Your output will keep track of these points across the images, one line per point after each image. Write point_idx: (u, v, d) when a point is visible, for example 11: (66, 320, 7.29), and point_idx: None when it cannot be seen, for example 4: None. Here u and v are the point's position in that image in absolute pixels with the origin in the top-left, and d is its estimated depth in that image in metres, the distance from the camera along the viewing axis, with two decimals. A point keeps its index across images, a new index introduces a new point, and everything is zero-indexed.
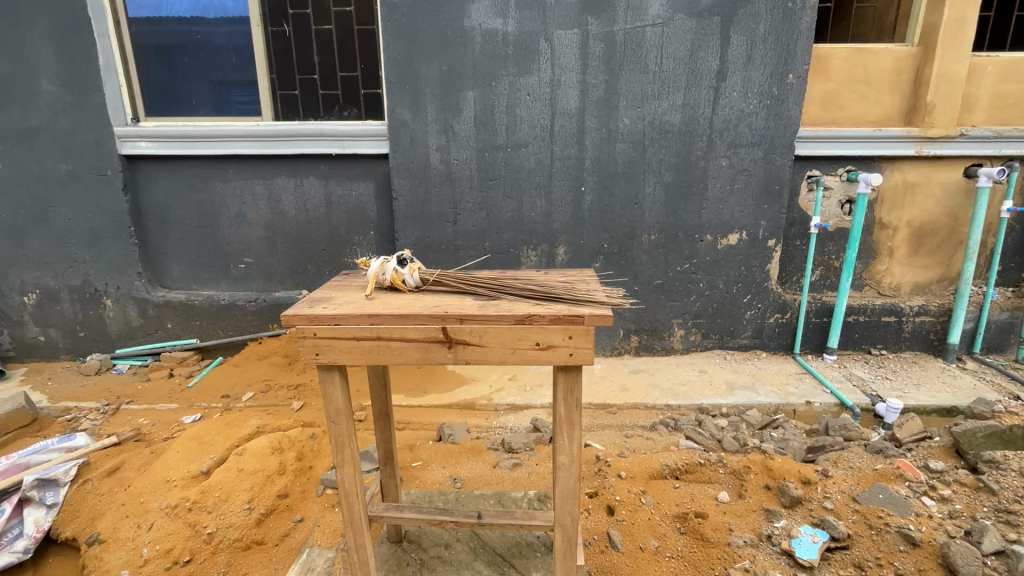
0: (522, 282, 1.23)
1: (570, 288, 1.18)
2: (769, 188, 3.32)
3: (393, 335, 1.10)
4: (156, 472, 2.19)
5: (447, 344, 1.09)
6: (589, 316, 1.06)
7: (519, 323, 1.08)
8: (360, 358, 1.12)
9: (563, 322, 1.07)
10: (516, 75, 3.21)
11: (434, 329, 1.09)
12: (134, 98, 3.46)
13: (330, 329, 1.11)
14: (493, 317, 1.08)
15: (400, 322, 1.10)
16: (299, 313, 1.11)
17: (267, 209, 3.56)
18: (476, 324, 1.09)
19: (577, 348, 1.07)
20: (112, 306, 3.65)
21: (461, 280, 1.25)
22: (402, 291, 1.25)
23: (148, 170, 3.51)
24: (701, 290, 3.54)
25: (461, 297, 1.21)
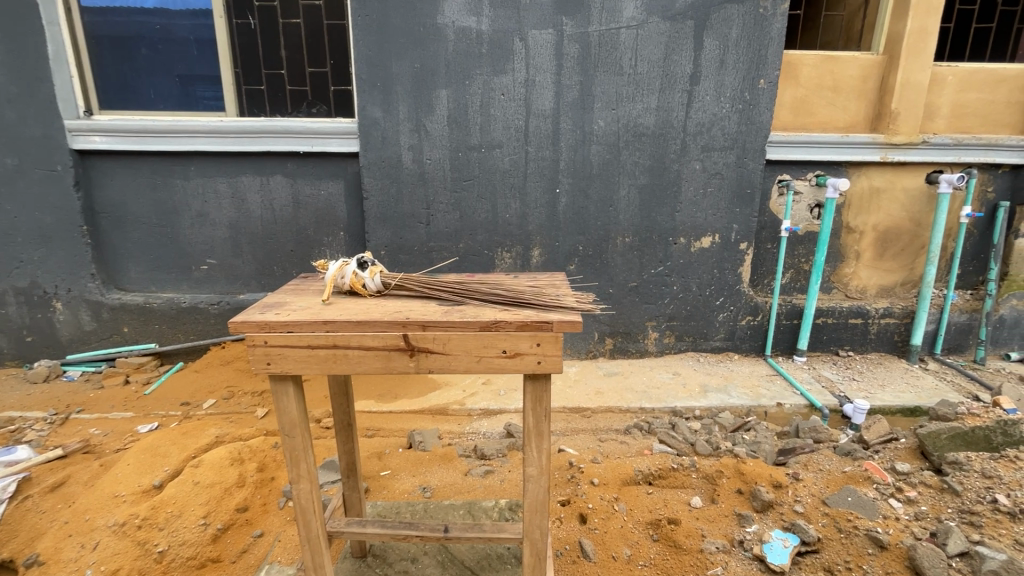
0: (490, 287, 1.18)
1: (538, 293, 1.13)
2: (741, 192, 3.36)
3: (350, 343, 1.03)
4: (104, 487, 2.05)
5: (409, 352, 1.03)
6: (558, 323, 1.02)
7: (485, 330, 1.03)
8: (315, 367, 1.05)
9: (532, 328, 1.02)
10: (490, 74, 3.16)
11: (394, 336, 1.02)
12: (87, 90, 3.29)
13: (282, 337, 1.03)
14: (457, 324, 1.02)
15: (358, 329, 1.03)
16: (248, 320, 1.03)
17: (231, 209, 3.43)
18: (440, 331, 1.03)
19: (545, 356, 1.03)
20: (63, 309, 3.46)
21: (426, 284, 1.18)
22: (362, 296, 1.18)
23: (102, 166, 3.33)
24: (675, 293, 3.55)
25: (424, 302, 1.15)
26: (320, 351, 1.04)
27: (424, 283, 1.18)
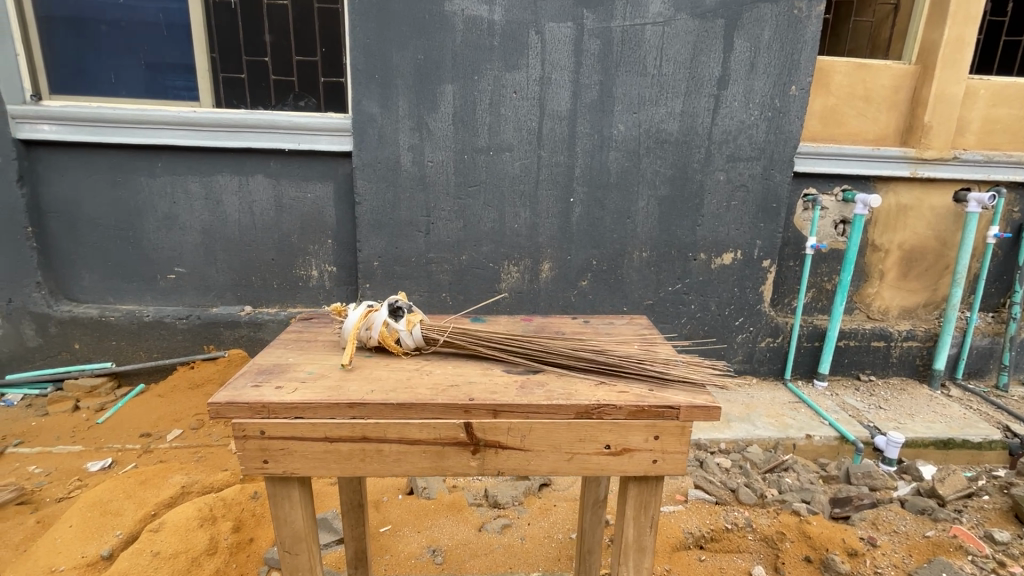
0: (558, 347, 1.16)
1: (640, 366, 1.11)
2: (767, 206, 3.13)
3: (384, 434, 0.95)
4: (38, 558, 1.67)
5: (473, 442, 0.97)
6: (678, 411, 0.98)
7: (581, 417, 0.98)
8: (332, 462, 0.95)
9: (649, 415, 0.98)
10: (502, 69, 2.85)
11: (463, 424, 0.95)
12: (35, 71, 2.85)
13: (290, 434, 0.93)
14: (546, 411, 0.97)
15: (392, 419, 0.95)
16: (249, 412, 0.93)
17: (204, 212, 3.03)
18: (520, 418, 0.97)
19: (657, 446, 0.99)
20: (3, 323, 3.01)
21: (496, 341, 1.18)
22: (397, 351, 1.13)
23: (50, 159, 2.89)
24: (692, 312, 3.30)
25: (461, 385, 1.04)
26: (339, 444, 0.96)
27: (492, 344, 1.17)
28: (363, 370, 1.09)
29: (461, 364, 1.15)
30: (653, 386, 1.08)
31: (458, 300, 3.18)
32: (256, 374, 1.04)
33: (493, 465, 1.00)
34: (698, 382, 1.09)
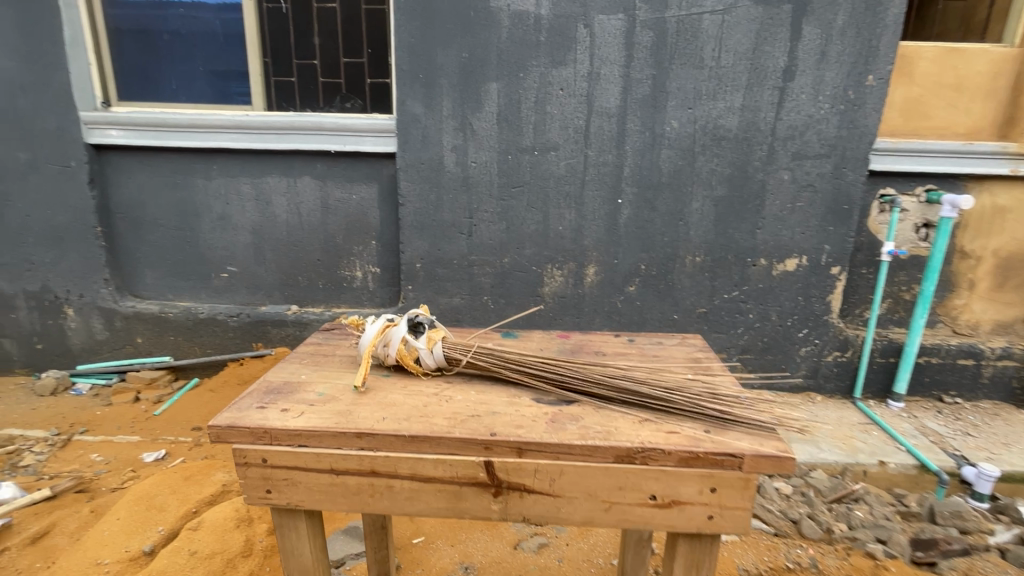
0: (586, 374, 1.13)
1: (694, 402, 1.04)
2: (837, 208, 2.86)
3: (397, 467, 0.95)
4: (86, 550, 1.72)
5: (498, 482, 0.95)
6: (733, 460, 0.91)
7: (619, 461, 0.94)
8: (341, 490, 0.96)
9: (704, 463, 0.92)
10: (548, 66, 2.75)
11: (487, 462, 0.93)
12: (105, 79, 3.01)
13: (297, 463, 0.96)
14: (579, 454, 0.94)
15: (406, 453, 0.95)
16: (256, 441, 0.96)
17: (255, 213, 3.11)
18: (556, 461, 0.95)
19: (711, 498, 0.92)
20: (75, 317, 3.21)
21: (523, 364, 1.16)
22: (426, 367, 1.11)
23: (117, 162, 3.05)
24: (750, 322, 3.07)
25: (478, 417, 1.01)
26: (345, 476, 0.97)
27: (517, 366, 1.16)
28: (378, 394, 1.09)
29: (483, 392, 1.13)
30: (711, 428, 1.00)
31: (500, 304, 3.11)
32: (264, 394, 1.08)
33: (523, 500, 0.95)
34: (761, 426, 1.00)
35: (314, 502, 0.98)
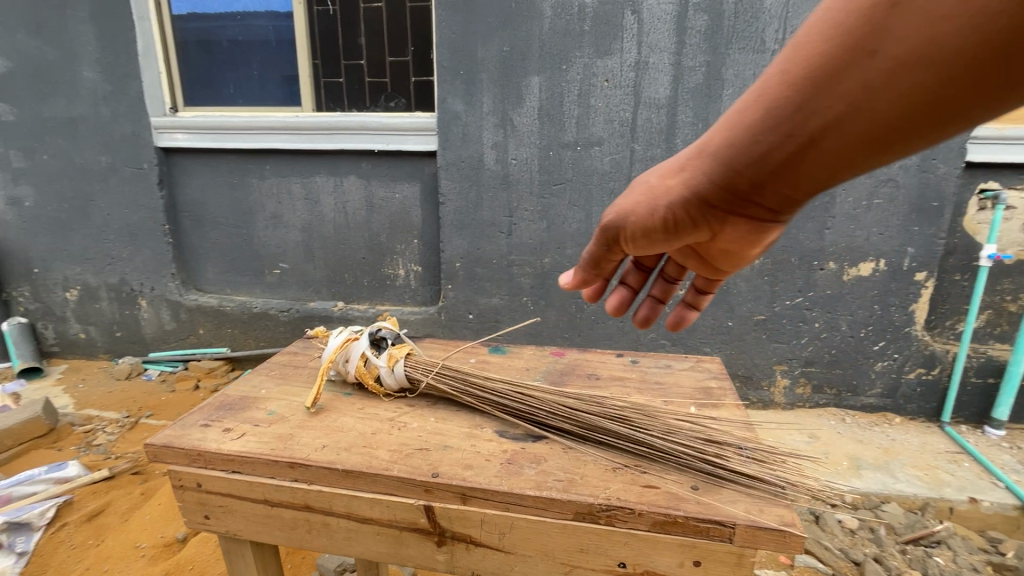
0: (546, 402, 1.17)
1: (676, 450, 1.03)
2: (923, 205, 2.51)
3: (333, 505, 1.02)
4: (129, 532, 1.94)
5: (453, 524, 0.98)
6: (716, 529, 0.87)
7: (578, 518, 0.93)
8: (284, 517, 1.06)
9: (683, 530, 0.88)
10: (593, 56, 2.61)
11: (444, 506, 0.97)
12: (173, 87, 3.22)
13: (243, 489, 1.06)
14: (533, 508, 0.94)
15: (340, 493, 1.02)
16: (207, 466, 1.08)
17: (305, 212, 3.20)
18: (524, 516, 0.95)
19: (693, 563, 0.90)
20: (147, 307, 3.47)
21: (480, 395, 1.21)
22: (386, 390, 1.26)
23: (183, 163, 3.25)
24: (816, 332, 2.77)
25: (426, 452, 1.06)
26: (278, 506, 1.06)
27: (475, 393, 1.22)
28: (325, 417, 1.19)
29: (443, 420, 1.19)
30: (700, 486, 0.97)
31: (540, 305, 3.01)
32: (215, 409, 1.23)
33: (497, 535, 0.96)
34: (765, 495, 0.94)
35: (256, 524, 1.09)
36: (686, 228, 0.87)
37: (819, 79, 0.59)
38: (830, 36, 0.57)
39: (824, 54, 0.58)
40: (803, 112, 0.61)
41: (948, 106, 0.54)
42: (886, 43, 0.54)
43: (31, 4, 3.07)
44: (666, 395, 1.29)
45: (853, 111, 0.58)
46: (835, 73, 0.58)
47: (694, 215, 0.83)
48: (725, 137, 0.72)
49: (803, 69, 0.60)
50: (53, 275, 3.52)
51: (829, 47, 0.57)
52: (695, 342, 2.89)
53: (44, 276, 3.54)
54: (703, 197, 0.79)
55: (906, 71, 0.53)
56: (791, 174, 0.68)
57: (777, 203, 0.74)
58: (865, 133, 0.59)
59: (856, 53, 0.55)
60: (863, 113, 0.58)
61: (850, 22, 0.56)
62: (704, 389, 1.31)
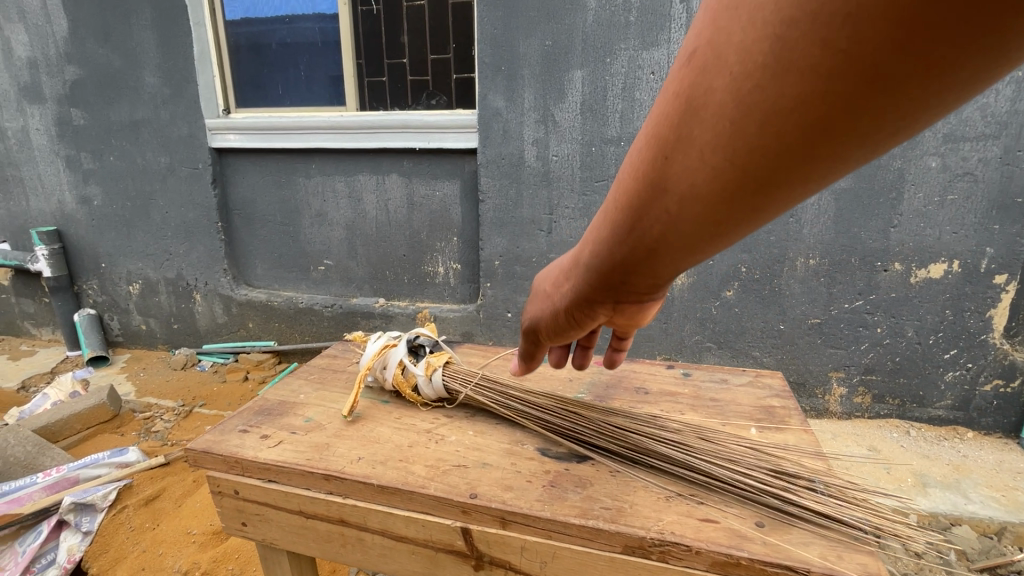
0: (595, 422, 1.16)
1: (733, 477, 0.99)
2: (1005, 203, 2.30)
3: (369, 520, 1.02)
4: (182, 518, 2.05)
5: (488, 546, 0.95)
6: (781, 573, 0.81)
7: (627, 552, 0.88)
8: (320, 529, 1.08)
9: (746, 572, 0.82)
10: (638, 48, 2.52)
11: (482, 529, 0.95)
12: (226, 89, 3.35)
13: (283, 500, 1.08)
14: (578, 538, 0.90)
15: (375, 507, 1.01)
16: (249, 477, 1.10)
17: (348, 210, 3.26)
18: (567, 544, 0.91)
19: None
20: (201, 301, 3.63)
21: (524, 399, 1.22)
22: (425, 399, 1.26)
23: (235, 163, 3.37)
24: (878, 339, 2.59)
25: (464, 469, 1.04)
26: (313, 518, 1.07)
27: (518, 407, 1.21)
28: (362, 426, 1.19)
29: (482, 433, 1.17)
30: (767, 524, 0.90)
31: None
32: (255, 414, 1.25)
33: (538, 558, 0.93)
34: (840, 540, 0.86)
35: (291, 535, 1.11)
36: (589, 322, 0.79)
37: (632, 204, 0.50)
38: (633, 161, 0.49)
39: (634, 177, 0.49)
40: (629, 237, 0.53)
41: (772, 204, 0.44)
42: (677, 166, 0.45)
43: (99, 14, 3.25)
44: (724, 416, 1.23)
45: (675, 231, 0.49)
46: (645, 197, 0.49)
47: (589, 315, 0.75)
48: (585, 248, 0.65)
49: (620, 192, 0.52)
50: (118, 270, 3.75)
51: (634, 171, 0.49)
52: (743, 346, 2.75)
53: (110, 270, 3.77)
54: (585, 302, 0.71)
55: (705, 190, 0.44)
56: (653, 280, 0.59)
57: (656, 296, 0.65)
58: (700, 242, 0.50)
59: (656, 176, 0.47)
60: (686, 232, 0.48)
61: (645, 146, 0.47)
62: (767, 409, 1.25)
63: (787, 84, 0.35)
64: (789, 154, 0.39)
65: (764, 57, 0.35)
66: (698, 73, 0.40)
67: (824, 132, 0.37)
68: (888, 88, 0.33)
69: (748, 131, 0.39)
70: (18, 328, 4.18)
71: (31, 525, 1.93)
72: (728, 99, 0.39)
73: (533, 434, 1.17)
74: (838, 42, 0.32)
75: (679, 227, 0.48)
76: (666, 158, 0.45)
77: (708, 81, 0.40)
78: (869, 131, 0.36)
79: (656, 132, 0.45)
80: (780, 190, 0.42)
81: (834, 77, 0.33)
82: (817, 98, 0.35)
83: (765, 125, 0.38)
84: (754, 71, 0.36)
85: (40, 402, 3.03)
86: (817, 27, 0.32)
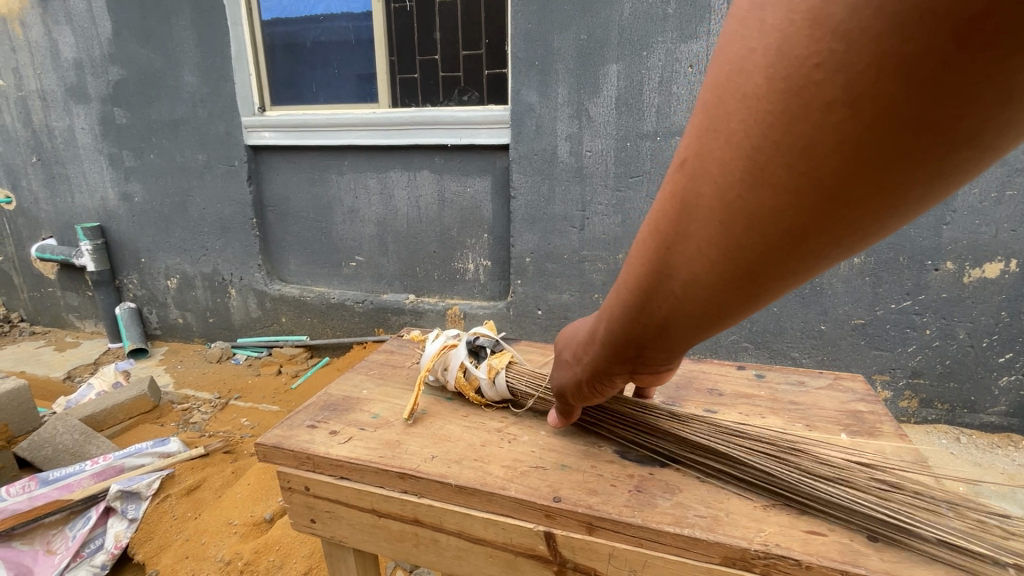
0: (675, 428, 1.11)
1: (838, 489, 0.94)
2: None
3: (445, 520, 1.02)
4: (224, 508, 2.08)
5: (572, 551, 0.94)
6: None
7: (726, 563, 0.85)
8: (392, 528, 1.08)
9: None
10: (676, 41, 2.46)
11: (570, 533, 0.93)
12: (262, 88, 3.39)
13: (356, 498, 1.09)
14: (671, 547, 0.88)
15: (451, 508, 1.01)
16: (321, 475, 1.11)
17: (380, 206, 3.28)
18: (660, 551, 0.88)
19: None
20: (236, 296, 3.71)
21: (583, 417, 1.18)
22: (488, 401, 1.26)
23: (270, 161, 3.42)
24: (927, 341, 2.48)
25: (543, 471, 1.03)
26: (385, 517, 1.08)
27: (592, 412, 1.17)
28: (429, 424, 1.20)
29: (555, 434, 1.16)
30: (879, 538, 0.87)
31: None
32: (320, 410, 1.27)
33: (626, 564, 0.91)
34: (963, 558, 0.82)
35: (361, 534, 1.12)
36: (610, 384, 0.85)
37: (643, 285, 0.57)
38: (638, 251, 0.57)
39: (642, 264, 0.56)
40: (643, 312, 0.60)
41: (765, 293, 0.50)
42: (677, 257, 0.51)
43: (141, 15, 3.33)
44: (809, 420, 1.20)
45: (681, 310, 0.55)
46: (654, 277, 0.55)
47: (610, 375, 0.81)
48: (601, 320, 0.72)
49: (631, 274, 0.58)
50: (157, 265, 3.85)
51: (640, 262, 0.56)
52: (782, 346, 2.67)
53: (150, 264, 3.88)
54: (604, 362, 0.77)
55: (704, 278, 0.50)
56: (665, 348, 0.64)
57: (671, 363, 0.71)
58: (705, 321, 0.55)
59: (661, 262, 0.53)
60: (692, 310, 0.54)
61: (648, 240, 0.54)
62: (853, 414, 1.21)
63: (763, 196, 0.42)
64: (774, 254, 0.45)
65: (740, 174, 0.42)
66: (685, 183, 0.47)
67: (800, 238, 0.43)
68: (845, 200, 0.39)
69: (735, 232, 0.45)
70: (63, 321, 4.33)
71: (80, 511, 2.02)
72: (714, 206, 0.45)
73: (611, 441, 1.15)
74: (805, 167, 0.39)
75: (687, 304, 0.54)
76: (668, 249, 0.52)
77: (695, 190, 0.46)
78: (841, 236, 0.42)
79: (657, 228, 0.52)
80: (769, 285, 0.48)
81: (803, 196, 0.40)
82: (787, 209, 0.41)
83: (748, 229, 0.44)
84: (734, 184, 0.43)
85: (85, 392, 3.13)
86: (777, 154, 0.39)
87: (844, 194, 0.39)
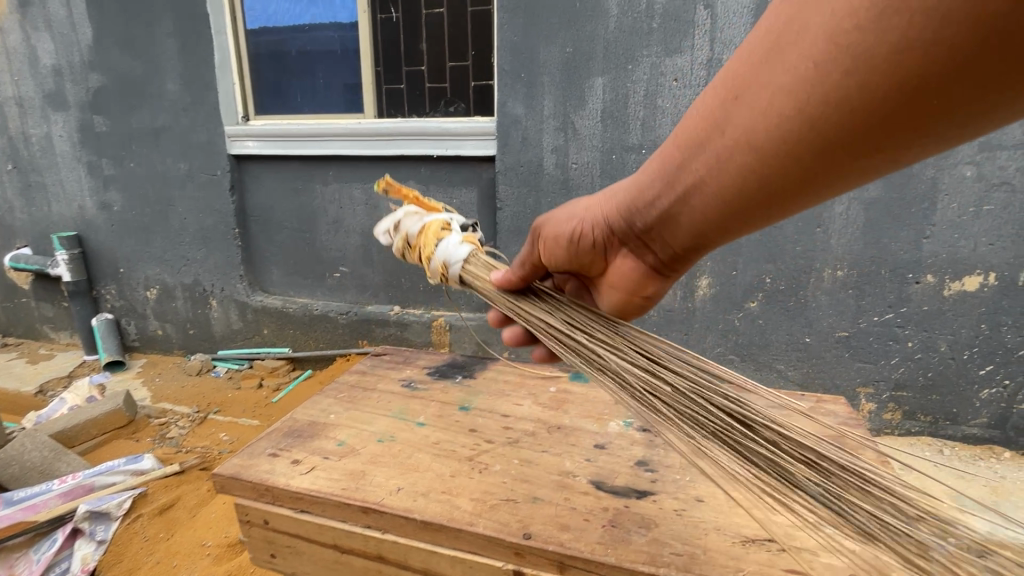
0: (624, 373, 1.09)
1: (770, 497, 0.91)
2: None
3: (409, 557, 1.00)
4: (198, 529, 2.02)
5: None
6: None
7: None
8: (356, 565, 1.07)
9: None
10: (660, 55, 2.48)
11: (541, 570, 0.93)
12: (246, 97, 3.36)
13: (316, 534, 1.07)
14: None
15: (416, 545, 0.99)
16: (281, 509, 1.09)
17: (365, 216, 3.25)
18: None
19: None
20: (217, 307, 3.63)
21: (528, 323, 1.23)
22: (443, 266, 1.29)
23: (254, 170, 3.38)
24: (909, 353, 2.50)
25: (513, 504, 1.02)
26: (347, 553, 1.06)
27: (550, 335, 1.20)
28: (397, 452, 1.17)
29: (528, 462, 1.14)
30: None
31: None
32: (283, 436, 1.25)
33: None
34: None
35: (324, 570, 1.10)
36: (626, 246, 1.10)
37: (709, 121, 0.80)
38: (718, 91, 0.78)
39: (716, 104, 0.78)
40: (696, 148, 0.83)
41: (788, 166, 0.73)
42: (747, 98, 0.73)
43: (122, 22, 3.29)
44: None
45: (727, 151, 0.78)
46: (719, 117, 0.78)
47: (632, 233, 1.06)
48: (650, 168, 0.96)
49: (702, 114, 0.81)
50: (136, 275, 3.77)
51: (718, 99, 0.78)
52: (767, 359, 2.68)
53: (128, 275, 3.79)
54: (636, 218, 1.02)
55: (753, 129, 0.73)
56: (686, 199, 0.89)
57: (684, 231, 0.96)
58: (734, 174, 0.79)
59: (733, 102, 0.75)
60: (733, 155, 0.77)
61: (732, 83, 0.75)
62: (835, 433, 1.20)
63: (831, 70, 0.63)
64: (814, 124, 0.67)
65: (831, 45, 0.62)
66: (783, 36, 0.67)
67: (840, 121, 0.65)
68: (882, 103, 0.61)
69: (794, 94, 0.67)
70: (37, 332, 4.21)
71: (46, 533, 1.93)
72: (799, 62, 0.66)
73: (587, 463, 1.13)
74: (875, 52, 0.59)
75: (730, 152, 0.77)
76: (737, 96, 0.74)
77: (790, 43, 0.66)
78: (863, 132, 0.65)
79: (745, 75, 0.73)
80: (796, 156, 0.71)
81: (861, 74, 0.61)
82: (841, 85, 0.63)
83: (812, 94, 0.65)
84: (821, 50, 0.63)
85: (57, 406, 3.03)
86: (864, 46, 0.59)
87: (887, 94, 0.60)
